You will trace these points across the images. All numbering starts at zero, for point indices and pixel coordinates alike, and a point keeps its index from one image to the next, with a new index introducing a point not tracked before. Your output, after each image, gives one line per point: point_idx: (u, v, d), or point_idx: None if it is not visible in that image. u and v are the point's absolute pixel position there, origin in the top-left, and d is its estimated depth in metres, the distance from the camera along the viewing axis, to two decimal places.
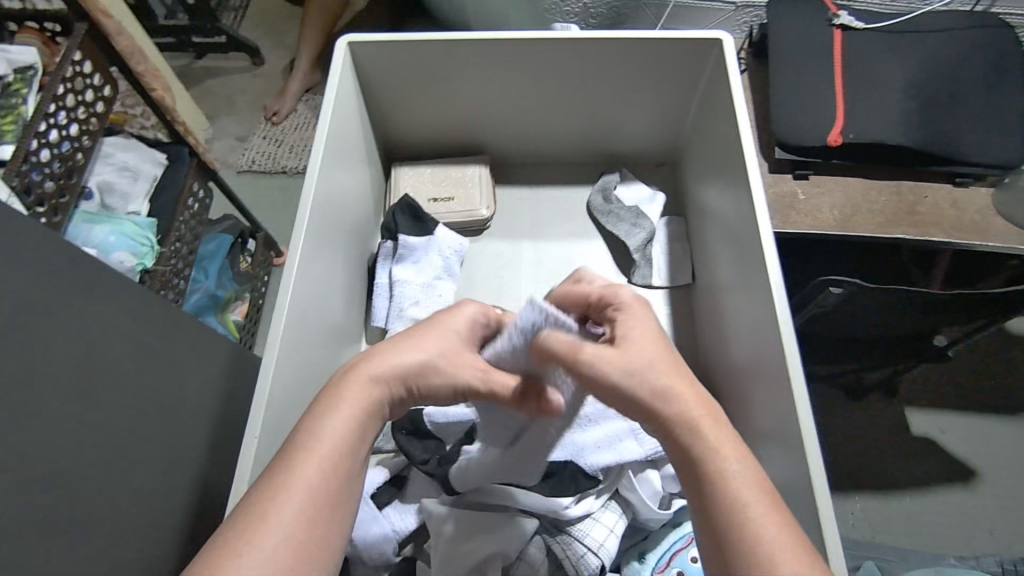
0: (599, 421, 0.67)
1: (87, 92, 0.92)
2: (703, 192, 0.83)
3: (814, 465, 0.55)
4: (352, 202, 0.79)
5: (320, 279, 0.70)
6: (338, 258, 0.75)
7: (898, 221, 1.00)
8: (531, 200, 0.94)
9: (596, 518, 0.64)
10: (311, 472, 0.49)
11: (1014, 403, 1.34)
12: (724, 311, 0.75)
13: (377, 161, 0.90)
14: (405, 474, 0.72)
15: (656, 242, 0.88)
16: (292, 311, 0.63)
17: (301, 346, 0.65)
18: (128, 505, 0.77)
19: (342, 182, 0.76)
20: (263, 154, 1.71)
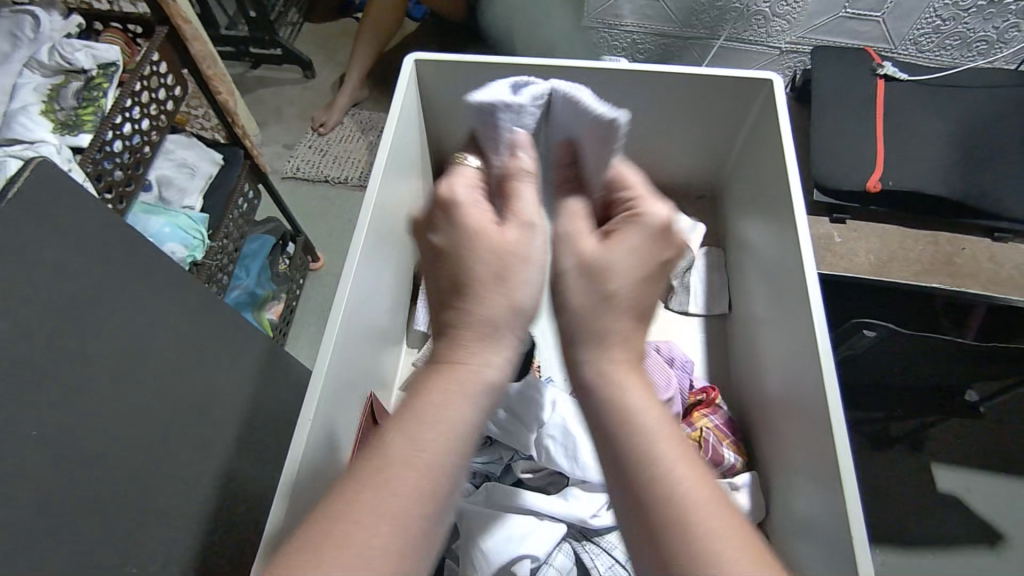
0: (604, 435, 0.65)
1: (159, 90, 0.97)
2: (742, 226, 0.85)
3: (852, 507, 0.54)
4: (405, 211, 0.83)
5: (372, 281, 0.72)
6: (389, 266, 0.78)
7: (934, 271, 1.01)
8: None
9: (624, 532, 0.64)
10: (402, 482, 0.38)
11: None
12: (760, 342, 0.76)
13: (429, 174, 0.94)
14: None
15: (694, 270, 0.89)
16: (346, 310, 0.65)
17: (351, 344, 0.67)
18: (157, 488, 0.80)
19: (398, 191, 0.79)
20: (308, 162, 1.77)
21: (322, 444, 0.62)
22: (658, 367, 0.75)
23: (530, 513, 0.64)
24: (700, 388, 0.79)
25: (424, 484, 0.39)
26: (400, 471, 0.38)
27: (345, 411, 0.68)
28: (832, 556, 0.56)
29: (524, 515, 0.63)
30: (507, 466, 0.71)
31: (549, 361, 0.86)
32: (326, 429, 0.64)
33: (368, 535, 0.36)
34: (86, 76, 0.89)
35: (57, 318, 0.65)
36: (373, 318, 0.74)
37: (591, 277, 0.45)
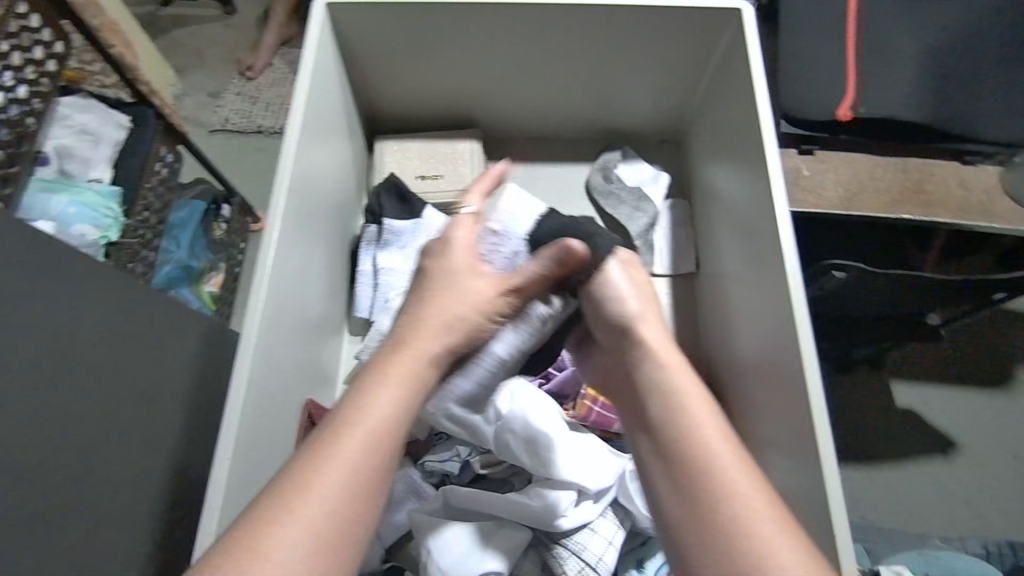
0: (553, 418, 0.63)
1: (35, 49, 0.83)
2: (709, 173, 0.78)
3: (830, 488, 0.51)
4: (332, 183, 0.73)
5: (295, 272, 0.64)
6: (318, 248, 0.70)
7: (903, 201, 0.96)
8: (525, 177, 0.88)
9: (593, 530, 0.60)
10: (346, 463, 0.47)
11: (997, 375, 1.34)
12: (730, 304, 0.71)
13: (359, 133, 0.84)
14: None
15: (659, 226, 0.83)
16: (265, 317, 0.58)
17: (275, 347, 0.60)
18: (99, 501, 0.73)
19: (321, 161, 0.69)
20: (237, 111, 1.61)
21: (251, 461, 0.57)
22: None
23: (493, 520, 0.60)
24: None
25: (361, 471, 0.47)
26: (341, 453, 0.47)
27: (275, 418, 0.62)
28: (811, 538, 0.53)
29: (486, 526, 0.59)
30: (467, 462, 0.65)
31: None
32: (258, 443, 0.58)
33: (321, 503, 0.45)
34: None
35: None
36: (300, 311, 0.66)
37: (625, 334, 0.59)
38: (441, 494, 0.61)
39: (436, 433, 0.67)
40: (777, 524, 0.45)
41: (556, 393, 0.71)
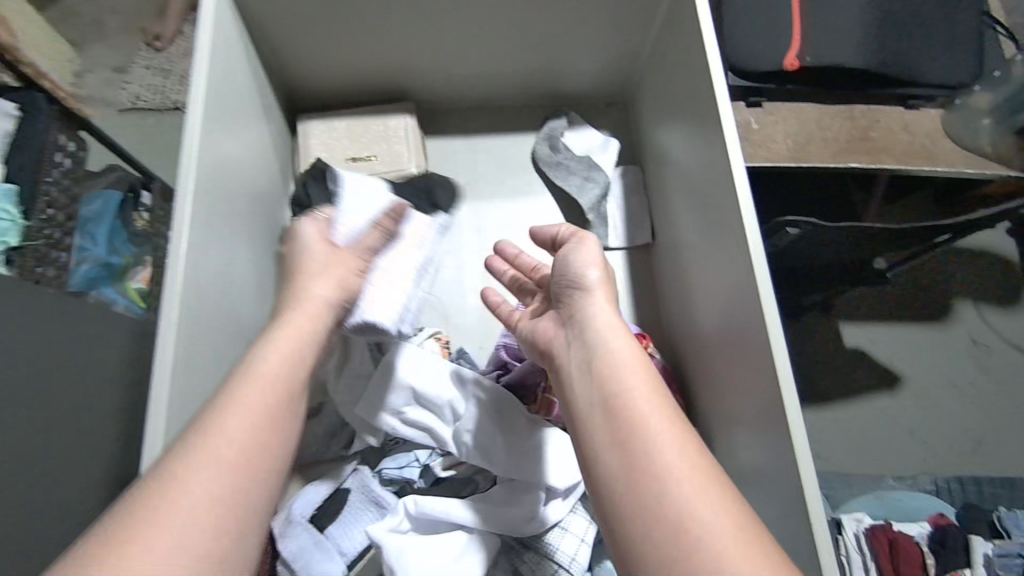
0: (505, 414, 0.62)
1: None
2: (659, 137, 0.74)
3: (804, 468, 0.49)
4: (249, 177, 0.67)
5: (209, 272, 0.58)
6: (239, 250, 0.64)
7: (851, 148, 0.95)
8: (466, 152, 0.83)
9: (564, 528, 0.59)
10: (231, 441, 0.46)
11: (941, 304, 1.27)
12: (688, 274, 0.69)
13: (277, 113, 0.77)
14: (347, 487, 0.63)
15: (611, 197, 0.80)
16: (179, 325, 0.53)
17: (194, 356, 0.55)
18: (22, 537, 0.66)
19: (233, 153, 0.63)
20: (148, 87, 1.47)
21: None
22: None
23: (460, 528, 0.58)
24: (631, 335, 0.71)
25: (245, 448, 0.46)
26: (225, 434, 0.46)
27: None
28: (785, 515, 0.51)
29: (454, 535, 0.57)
30: (427, 466, 0.63)
31: (461, 333, 0.76)
32: None
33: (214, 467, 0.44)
34: None
35: None
36: (221, 313, 0.61)
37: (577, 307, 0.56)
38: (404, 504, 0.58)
39: (394, 438, 0.65)
40: (710, 498, 0.41)
41: (516, 385, 0.67)
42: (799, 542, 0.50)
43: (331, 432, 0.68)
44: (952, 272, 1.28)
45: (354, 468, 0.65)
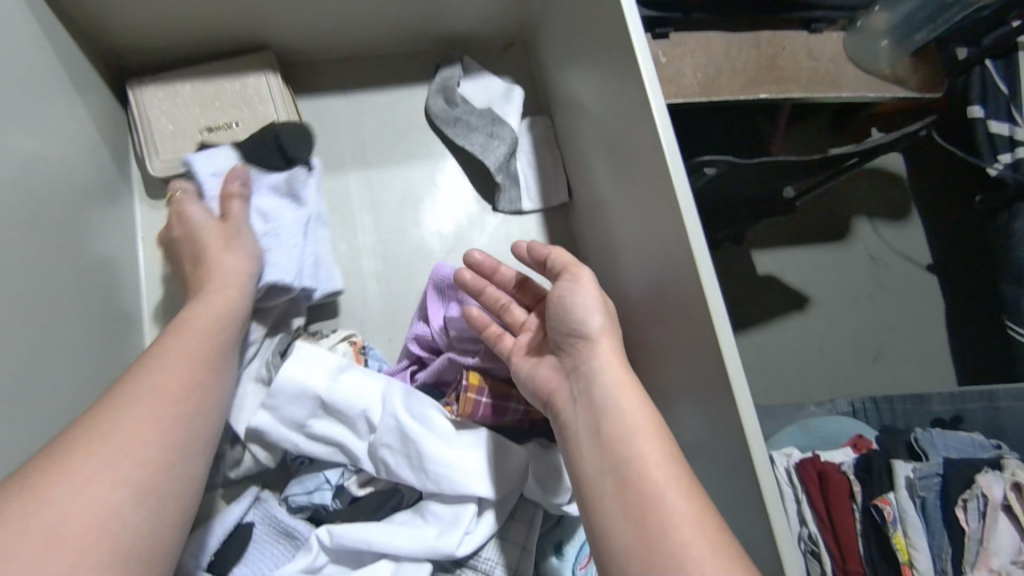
0: (425, 417, 0.55)
1: None
2: (568, 81, 0.67)
3: (754, 449, 0.45)
4: (59, 169, 0.58)
5: (27, 284, 0.51)
6: (55, 254, 0.55)
7: (759, 77, 0.92)
8: (347, 112, 0.73)
9: (503, 537, 0.54)
10: (147, 417, 0.49)
11: (844, 225, 1.27)
12: (611, 234, 0.64)
13: (93, 82, 0.65)
14: (250, 521, 0.57)
15: (520, 153, 0.72)
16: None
17: (18, 384, 0.48)
18: None
19: (28, 144, 0.54)
20: None
21: None
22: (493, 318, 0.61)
23: (386, 556, 0.52)
24: None
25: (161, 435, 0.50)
26: (132, 407, 0.48)
27: None
28: (734, 492, 0.48)
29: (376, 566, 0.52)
30: (339, 487, 0.57)
31: (368, 323, 0.68)
32: None
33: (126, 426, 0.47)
34: None
35: None
36: (52, 328, 0.53)
37: (580, 347, 0.51)
38: (318, 537, 0.52)
39: (296, 458, 0.59)
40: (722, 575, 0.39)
41: (433, 381, 0.61)
42: (751, 523, 0.47)
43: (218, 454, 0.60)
44: (858, 195, 1.28)
45: (255, 499, 0.59)
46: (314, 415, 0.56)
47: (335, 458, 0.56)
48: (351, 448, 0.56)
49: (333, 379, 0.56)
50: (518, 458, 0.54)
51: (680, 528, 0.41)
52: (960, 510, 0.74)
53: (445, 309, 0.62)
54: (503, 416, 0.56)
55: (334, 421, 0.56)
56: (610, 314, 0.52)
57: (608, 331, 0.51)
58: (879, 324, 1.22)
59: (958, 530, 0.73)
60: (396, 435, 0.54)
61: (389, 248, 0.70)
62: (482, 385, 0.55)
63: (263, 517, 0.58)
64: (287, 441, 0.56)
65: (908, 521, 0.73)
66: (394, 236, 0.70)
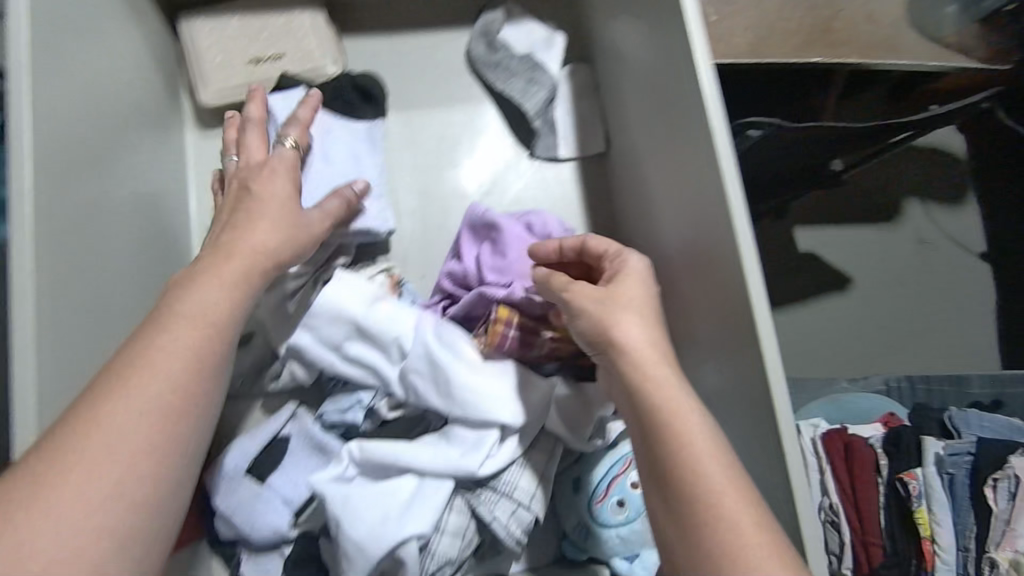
0: (451, 347, 0.56)
1: None
2: (611, 29, 0.66)
3: (777, 390, 0.45)
4: (111, 90, 0.60)
5: (78, 198, 0.54)
6: (105, 173, 0.58)
7: (815, 42, 0.89)
8: (391, 55, 0.74)
9: (522, 465, 0.55)
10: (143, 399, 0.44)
11: (892, 205, 1.22)
12: (648, 186, 0.63)
13: (149, 12, 0.68)
14: (284, 436, 0.60)
15: (558, 101, 0.73)
16: (35, 255, 0.48)
17: (66, 286, 0.51)
18: None
19: (82, 65, 0.56)
20: None
21: None
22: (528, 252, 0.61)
23: (410, 472, 0.54)
24: None
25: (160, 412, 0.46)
26: (131, 391, 0.44)
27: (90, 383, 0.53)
28: (755, 440, 0.49)
29: (402, 480, 0.54)
30: (371, 408, 0.59)
31: (404, 257, 0.70)
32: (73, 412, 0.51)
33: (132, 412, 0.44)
34: None
35: None
36: (96, 238, 0.56)
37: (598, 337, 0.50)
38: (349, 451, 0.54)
39: (330, 379, 0.61)
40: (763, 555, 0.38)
41: (464, 315, 0.62)
42: (768, 470, 0.48)
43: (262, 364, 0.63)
44: (910, 171, 1.23)
45: (291, 415, 0.61)
46: (346, 337, 0.58)
47: (361, 378, 0.59)
48: (378, 371, 0.58)
49: (371, 304, 0.58)
50: (540, 393, 0.56)
51: (721, 519, 0.40)
52: (989, 489, 0.72)
53: (476, 248, 0.63)
54: (531, 348, 0.57)
55: (365, 342, 0.58)
56: (633, 301, 0.50)
57: (633, 320, 0.49)
58: (922, 306, 1.19)
59: (985, 510, 0.72)
60: (424, 362, 0.56)
61: (424, 187, 0.71)
62: (510, 318, 0.57)
63: (296, 431, 0.60)
64: (320, 360, 0.59)
65: (933, 497, 0.72)
66: (431, 177, 0.71)
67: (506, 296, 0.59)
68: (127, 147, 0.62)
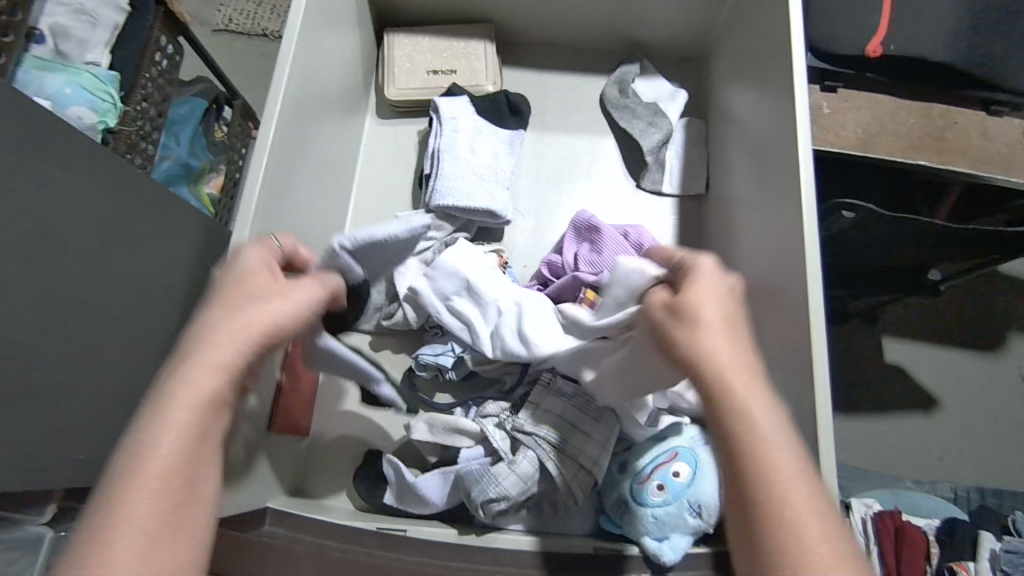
0: (538, 310, 0.66)
1: None
2: (729, 94, 0.76)
3: (820, 399, 0.51)
4: (336, 70, 0.73)
5: (299, 145, 0.65)
6: (317, 133, 0.70)
7: (923, 147, 0.91)
8: (537, 86, 0.86)
9: (587, 436, 0.65)
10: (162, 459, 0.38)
11: (995, 338, 1.20)
12: (737, 226, 0.71)
13: (368, 24, 0.82)
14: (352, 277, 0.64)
15: (672, 145, 0.82)
16: (267, 173, 0.59)
17: (277, 209, 0.62)
18: (88, 390, 0.67)
19: (325, 45, 0.70)
20: (241, 11, 1.39)
21: None
22: (623, 254, 0.70)
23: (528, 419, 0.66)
24: None
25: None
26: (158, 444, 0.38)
27: None
28: None
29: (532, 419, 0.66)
30: (459, 358, 0.72)
31: (515, 247, 0.79)
32: None
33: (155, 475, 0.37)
34: None
35: None
36: (300, 180, 0.67)
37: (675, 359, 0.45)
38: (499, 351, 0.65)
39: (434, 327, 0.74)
40: None
41: (555, 297, 0.71)
42: None
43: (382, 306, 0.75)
44: (1009, 295, 1.22)
45: (349, 242, 0.59)
46: (454, 290, 0.69)
47: (455, 325, 0.68)
48: (474, 325, 0.67)
49: (482, 268, 0.70)
50: None
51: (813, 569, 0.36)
52: None
53: (576, 246, 0.72)
54: None
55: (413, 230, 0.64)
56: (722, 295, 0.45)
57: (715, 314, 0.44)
58: (1012, 440, 1.14)
59: None
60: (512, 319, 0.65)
61: (544, 196, 0.81)
62: (593, 302, 0.66)
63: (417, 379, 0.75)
64: (427, 306, 0.69)
65: None
66: (550, 188, 0.81)
67: (596, 282, 0.67)
68: (333, 117, 0.75)
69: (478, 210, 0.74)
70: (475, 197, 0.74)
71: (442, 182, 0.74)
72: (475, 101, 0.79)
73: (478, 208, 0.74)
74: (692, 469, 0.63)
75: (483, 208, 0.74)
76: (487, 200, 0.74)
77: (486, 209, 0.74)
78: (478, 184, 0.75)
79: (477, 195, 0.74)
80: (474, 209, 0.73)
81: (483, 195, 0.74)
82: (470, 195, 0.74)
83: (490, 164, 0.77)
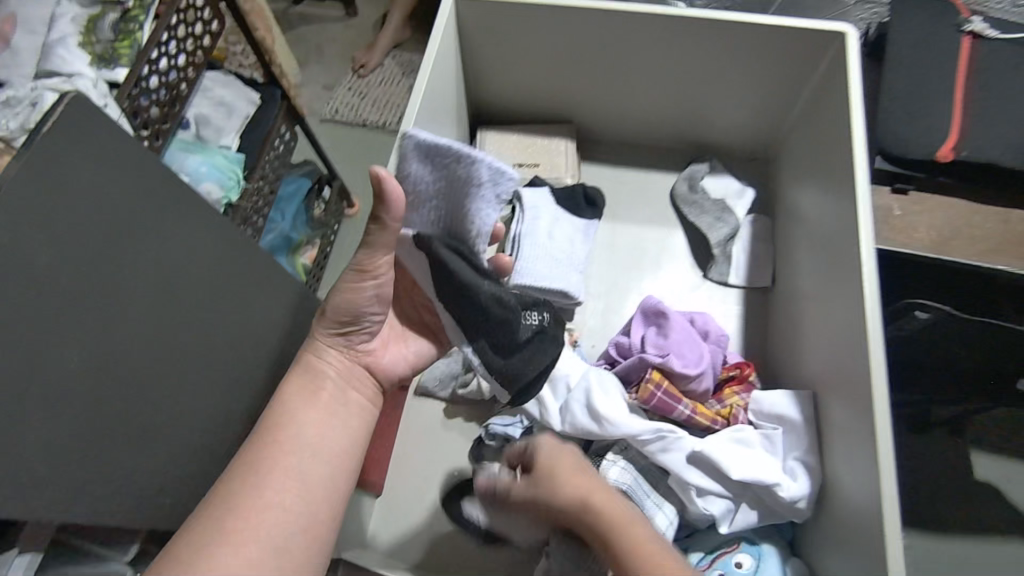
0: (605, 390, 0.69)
1: (189, 40, 0.95)
2: (797, 195, 0.79)
3: (886, 490, 0.51)
4: None
5: None
6: None
7: (1004, 250, 0.91)
8: (612, 179, 0.93)
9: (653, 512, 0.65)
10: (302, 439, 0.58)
11: None
12: (802, 320, 0.72)
13: (463, 122, 0.93)
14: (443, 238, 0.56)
15: (739, 239, 0.85)
16: None
17: None
18: (189, 436, 0.75)
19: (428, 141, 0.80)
20: (347, 105, 1.57)
21: None
22: (690, 339, 0.73)
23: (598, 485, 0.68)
24: (734, 362, 0.75)
25: (274, 540, 0.52)
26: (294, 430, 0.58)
27: None
28: (865, 551, 0.53)
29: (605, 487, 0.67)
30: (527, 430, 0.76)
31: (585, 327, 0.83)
32: None
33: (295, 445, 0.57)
34: (123, 8, 0.89)
35: (107, 258, 0.61)
36: None
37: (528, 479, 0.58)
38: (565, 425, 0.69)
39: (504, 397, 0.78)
40: None
41: (622, 376, 0.74)
42: None
43: (456, 372, 0.81)
44: None
45: None
46: None
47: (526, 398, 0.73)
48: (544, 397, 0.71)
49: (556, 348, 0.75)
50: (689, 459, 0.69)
51: None
52: None
53: (644, 329, 0.76)
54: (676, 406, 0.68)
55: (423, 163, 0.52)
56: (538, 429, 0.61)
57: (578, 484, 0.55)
58: None
59: None
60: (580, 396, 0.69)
61: (614, 280, 0.86)
62: (660, 382, 0.69)
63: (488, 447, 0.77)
64: None
65: None
66: (620, 273, 0.86)
67: (663, 363, 0.70)
68: None
69: (553, 290, 0.79)
70: (550, 277, 0.80)
71: (521, 262, 0.80)
72: (555, 191, 0.87)
73: (553, 287, 0.79)
74: (755, 561, 0.63)
75: (558, 288, 0.79)
76: (561, 280, 0.80)
77: (561, 290, 0.79)
78: (554, 266, 0.81)
79: (552, 275, 0.80)
80: (549, 288, 0.79)
81: (558, 275, 0.80)
82: (546, 275, 0.80)
83: (566, 248, 0.83)
